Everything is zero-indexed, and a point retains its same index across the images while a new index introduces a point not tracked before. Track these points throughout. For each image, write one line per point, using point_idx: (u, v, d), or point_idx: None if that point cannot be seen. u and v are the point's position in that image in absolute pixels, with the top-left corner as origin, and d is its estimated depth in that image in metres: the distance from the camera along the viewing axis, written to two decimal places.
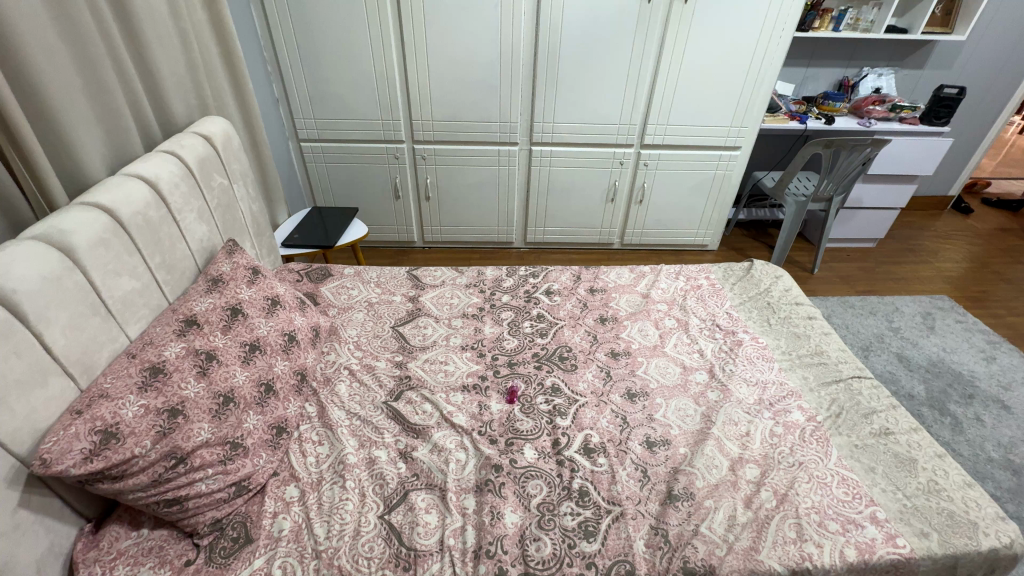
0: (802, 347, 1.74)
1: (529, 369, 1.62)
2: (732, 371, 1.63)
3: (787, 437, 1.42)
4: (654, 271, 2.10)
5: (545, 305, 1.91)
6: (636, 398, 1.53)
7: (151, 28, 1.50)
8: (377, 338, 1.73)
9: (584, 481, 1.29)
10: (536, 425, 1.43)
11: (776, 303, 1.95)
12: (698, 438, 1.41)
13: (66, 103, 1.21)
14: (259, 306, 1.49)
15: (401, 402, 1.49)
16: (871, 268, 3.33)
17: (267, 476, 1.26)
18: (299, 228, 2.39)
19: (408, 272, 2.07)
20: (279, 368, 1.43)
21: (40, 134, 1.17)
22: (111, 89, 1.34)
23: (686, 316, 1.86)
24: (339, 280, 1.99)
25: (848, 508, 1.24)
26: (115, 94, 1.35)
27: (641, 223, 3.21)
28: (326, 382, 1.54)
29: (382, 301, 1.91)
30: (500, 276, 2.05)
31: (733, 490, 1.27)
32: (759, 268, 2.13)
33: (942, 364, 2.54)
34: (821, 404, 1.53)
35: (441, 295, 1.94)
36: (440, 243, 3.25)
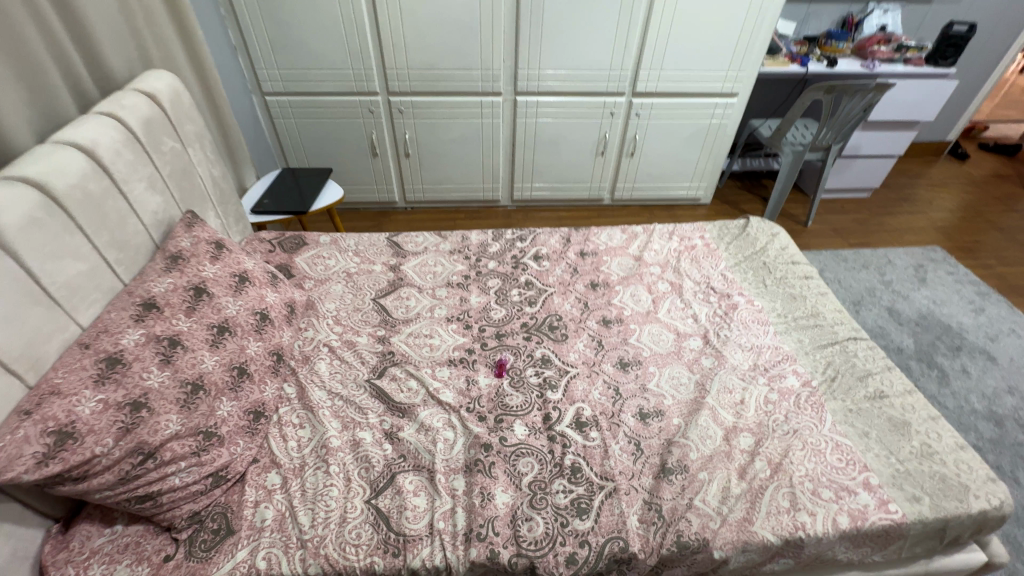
0: (799, 309, 1.70)
1: (518, 341, 1.56)
2: (727, 337, 1.58)
3: (782, 404, 1.39)
4: (646, 231, 2.01)
5: (534, 271, 1.82)
6: (629, 368, 1.49)
7: None
8: (357, 311, 1.65)
9: (576, 457, 1.25)
10: (526, 400, 1.38)
11: (772, 263, 1.89)
12: (692, 408, 1.38)
13: None
14: (226, 284, 1.38)
15: (385, 379, 1.43)
16: (864, 220, 3.27)
17: (246, 464, 1.21)
18: (271, 192, 2.23)
19: (388, 238, 1.95)
20: (253, 350, 1.35)
21: None
22: (28, 41, 1.16)
23: (679, 279, 1.80)
24: (315, 249, 1.87)
25: (842, 475, 1.23)
26: (34, 46, 1.17)
27: (633, 177, 3.08)
28: (305, 361, 1.47)
29: (361, 272, 1.80)
30: (486, 241, 1.95)
31: (728, 461, 1.25)
32: (755, 225, 2.05)
33: (932, 317, 2.54)
34: (817, 368, 1.50)
35: (423, 263, 1.84)
36: (423, 203, 3.10)
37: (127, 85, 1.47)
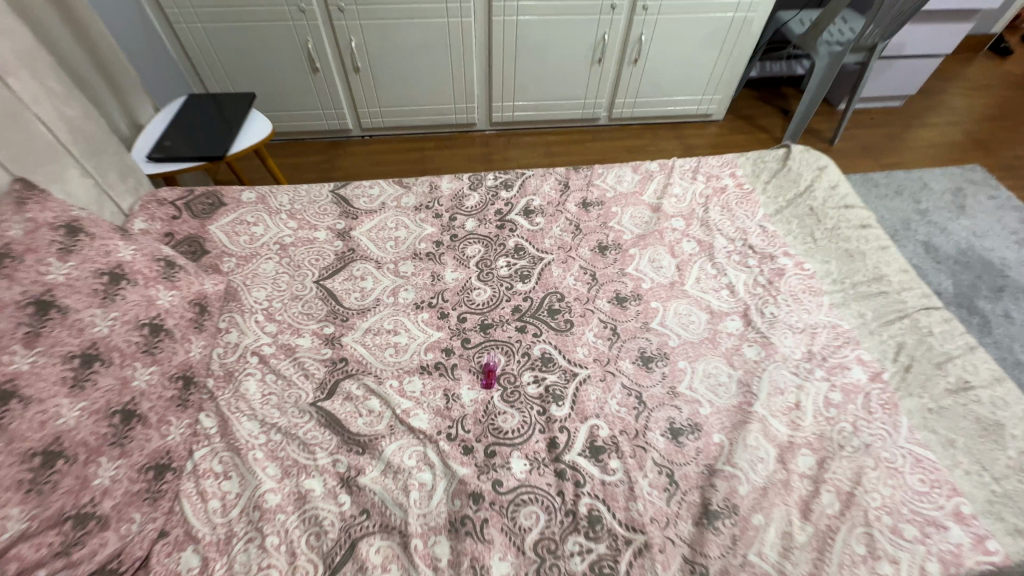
0: (858, 272, 1.35)
1: (509, 334, 1.20)
2: (775, 316, 1.24)
3: (847, 408, 1.09)
4: (664, 168, 1.59)
5: (525, 231, 1.42)
6: (653, 365, 1.16)
7: None
8: (295, 301, 1.25)
9: (594, 501, 0.96)
10: (525, 420, 1.06)
11: (821, 209, 1.51)
12: (737, 420, 1.08)
13: None
14: (89, 290, 0.95)
15: (338, 400, 1.09)
16: (896, 135, 2.85)
17: (148, 545, 0.88)
18: (186, 127, 1.71)
19: (333, 192, 1.50)
20: (143, 382, 0.97)
21: None
22: None
23: (708, 236, 1.42)
24: (235, 212, 1.42)
25: (926, 504, 0.98)
26: None
27: (635, 91, 2.55)
28: (228, 380, 1.10)
29: (299, 242, 1.37)
30: (461, 192, 1.52)
31: (787, 494, 0.98)
32: (797, 156, 1.63)
33: (972, 252, 2.24)
34: (885, 354, 1.19)
35: (381, 227, 1.42)
36: (383, 130, 2.55)
37: None
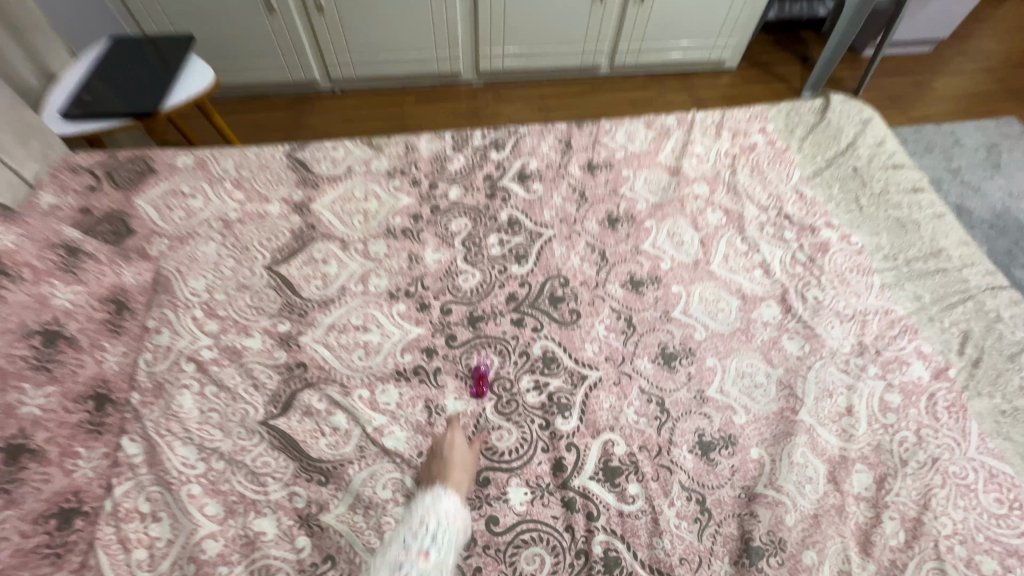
0: (912, 247, 1.15)
1: (503, 328, 1.00)
2: (819, 302, 1.05)
3: (908, 413, 0.92)
4: (682, 123, 1.35)
5: (520, 201, 1.19)
6: (676, 363, 0.97)
7: None
8: (243, 292, 1.03)
9: (610, 538, 0.79)
10: (524, 438, 0.87)
11: (866, 170, 1.29)
12: (778, 431, 0.90)
13: None
14: None
15: (295, 417, 0.89)
16: (923, 84, 2.59)
17: None
18: (116, 82, 1.40)
19: (288, 155, 1.25)
20: (34, 408, 0.75)
21: None
22: None
23: (737, 204, 1.20)
24: (168, 182, 1.17)
25: (1006, 531, 0.81)
26: None
27: (641, 34, 2.24)
28: (157, 394, 0.89)
29: (246, 218, 1.13)
30: (443, 153, 1.27)
31: (841, 523, 0.81)
32: (837, 107, 1.39)
33: (1008, 215, 2.04)
34: (948, 345, 1.01)
35: (346, 198, 1.18)
36: (355, 82, 2.24)
37: None
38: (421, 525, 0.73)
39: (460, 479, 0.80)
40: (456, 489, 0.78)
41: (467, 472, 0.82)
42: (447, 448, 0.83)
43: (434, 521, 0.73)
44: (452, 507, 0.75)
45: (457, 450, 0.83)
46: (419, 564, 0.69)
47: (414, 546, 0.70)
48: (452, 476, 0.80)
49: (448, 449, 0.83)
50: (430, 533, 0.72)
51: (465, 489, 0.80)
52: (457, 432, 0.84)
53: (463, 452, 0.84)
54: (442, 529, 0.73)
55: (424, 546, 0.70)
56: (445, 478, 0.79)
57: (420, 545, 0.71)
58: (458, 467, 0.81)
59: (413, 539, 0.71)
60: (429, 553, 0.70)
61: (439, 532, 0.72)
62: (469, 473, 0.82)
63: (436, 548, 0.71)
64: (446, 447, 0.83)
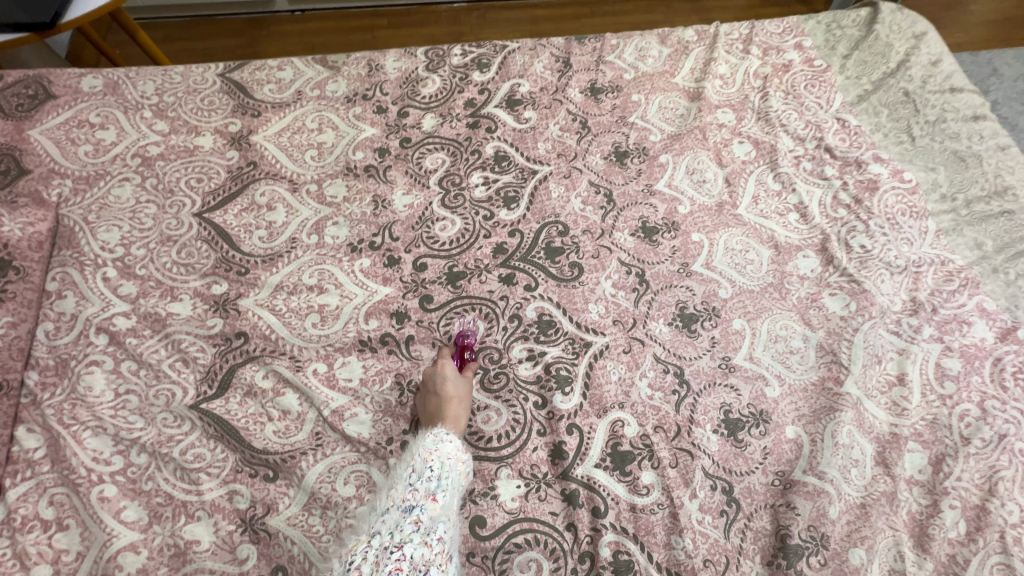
0: (972, 185, 0.97)
1: (490, 287, 0.82)
2: (866, 252, 0.88)
3: (970, 382, 0.77)
4: (703, 37, 1.12)
5: (509, 131, 0.98)
6: (697, 327, 0.81)
7: None
8: (168, 246, 0.83)
9: (620, 537, 0.66)
10: (517, 420, 0.72)
11: (918, 94, 1.09)
12: (820, 405, 0.75)
13: None
14: None
15: (234, 398, 0.72)
16: (958, 7, 2.32)
17: None
18: None
19: (222, 76, 1.01)
20: None
21: None
22: None
23: (770, 134, 1.01)
24: (71, 109, 0.94)
25: None
26: None
27: None
28: (60, 374, 0.72)
29: (171, 154, 0.92)
30: (414, 74, 1.04)
31: (893, 513, 0.68)
32: (886, 18, 1.17)
33: None
34: (1016, 300, 0.85)
35: (296, 129, 0.96)
36: (317, 2, 1.92)
37: None
38: (425, 466, 0.63)
39: (458, 415, 0.69)
40: (456, 428, 0.67)
41: (465, 406, 0.71)
42: (439, 381, 0.70)
43: (438, 462, 0.63)
44: (456, 447, 0.65)
45: (451, 381, 0.71)
46: (428, 507, 0.59)
47: (421, 488, 0.61)
48: (449, 413, 0.69)
49: (441, 381, 0.71)
50: (435, 475, 0.62)
51: (464, 424, 0.69)
52: (448, 363, 0.72)
53: (458, 383, 0.71)
54: (447, 471, 0.63)
55: (431, 487, 0.61)
56: (442, 416, 0.68)
57: (427, 487, 0.61)
58: (455, 401, 0.70)
59: (418, 481, 0.62)
60: (437, 495, 0.60)
61: (447, 472, 0.63)
62: (467, 406, 0.71)
63: (444, 490, 0.61)
64: (438, 380, 0.71)
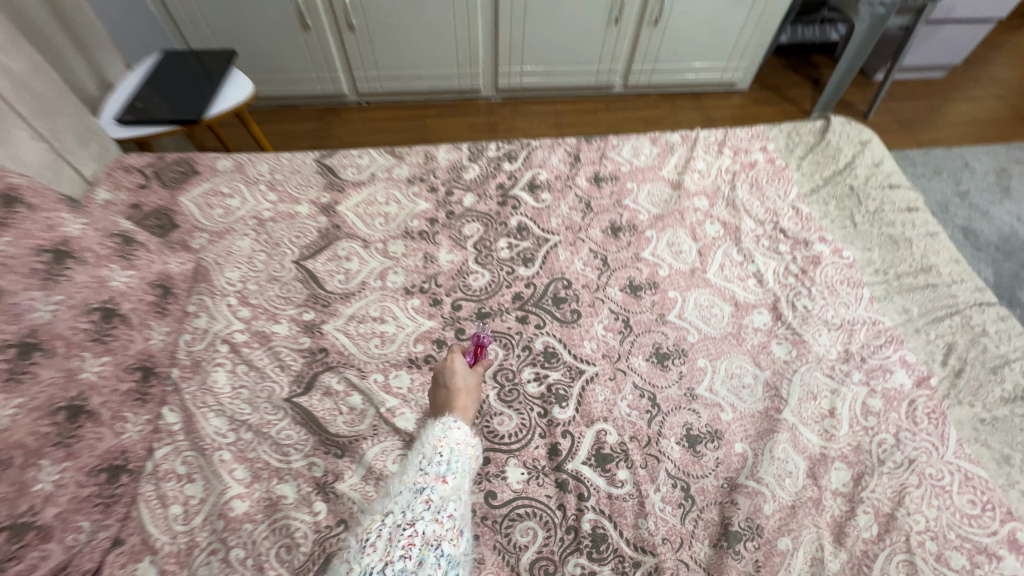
0: (902, 261, 1.21)
1: (509, 324, 1.08)
2: (808, 311, 1.11)
3: (889, 417, 0.97)
4: (686, 140, 1.43)
5: (529, 209, 1.28)
6: (669, 363, 1.04)
7: None
8: (273, 283, 1.13)
9: (599, 517, 0.86)
10: (523, 423, 0.95)
11: (862, 189, 1.34)
12: (763, 428, 0.95)
13: None
14: (27, 271, 0.81)
15: (316, 395, 0.98)
16: (935, 109, 2.62)
17: (100, 556, 0.79)
18: (166, 94, 1.55)
19: (317, 161, 1.36)
20: (93, 375, 0.86)
21: None
22: None
23: (735, 217, 1.27)
24: (209, 182, 1.29)
25: (975, 529, 0.86)
26: None
27: (654, 56, 2.34)
28: (194, 370, 0.99)
29: (278, 217, 1.24)
30: (459, 163, 1.37)
31: (817, 514, 0.86)
32: (836, 128, 1.46)
33: (1015, 239, 2.06)
34: (933, 355, 1.06)
35: (370, 201, 1.28)
36: (381, 96, 2.37)
37: None
38: (435, 452, 0.82)
39: (466, 405, 0.90)
40: (464, 415, 0.88)
41: (471, 397, 0.92)
42: (449, 374, 0.93)
43: (447, 448, 0.82)
44: (466, 434, 0.85)
45: (458, 375, 0.93)
46: (438, 488, 0.77)
47: (431, 472, 0.79)
48: (458, 403, 0.90)
49: (450, 375, 0.93)
50: (444, 460, 0.81)
51: (471, 413, 0.90)
52: (457, 358, 0.94)
53: (465, 378, 0.93)
54: (455, 455, 0.82)
55: (440, 471, 0.79)
56: (453, 405, 0.90)
57: (436, 471, 0.79)
58: (463, 394, 0.91)
59: (429, 466, 0.80)
60: (446, 478, 0.79)
61: (454, 458, 0.82)
62: (473, 399, 0.92)
63: (452, 473, 0.80)
64: (448, 373, 0.93)
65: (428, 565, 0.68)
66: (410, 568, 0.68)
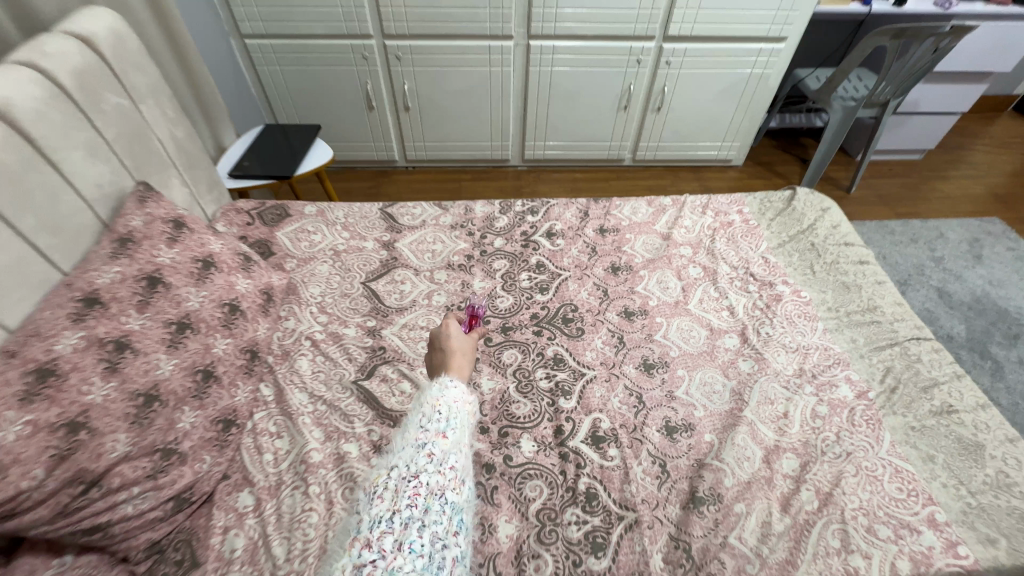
0: (852, 302, 1.46)
1: (527, 336, 1.36)
2: (769, 336, 1.37)
3: (832, 420, 1.19)
4: (676, 203, 1.76)
5: (546, 251, 1.60)
6: (654, 371, 1.29)
7: None
8: (344, 298, 1.46)
9: (592, 481, 1.09)
10: (535, 409, 1.21)
11: (822, 245, 1.63)
12: (727, 422, 1.19)
13: None
14: (186, 272, 1.18)
15: (375, 381, 1.26)
16: (915, 186, 2.93)
17: (214, 483, 1.07)
18: (266, 156, 1.98)
19: (381, 210, 1.73)
20: (220, 349, 1.17)
21: None
22: None
23: (713, 263, 1.56)
24: (299, 222, 1.66)
25: (901, 510, 1.06)
26: None
27: (658, 136, 2.76)
28: (284, 358, 1.30)
29: (350, 250, 1.59)
30: (492, 215, 1.72)
31: (768, 489, 1.08)
32: (802, 197, 1.77)
33: (987, 300, 2.28)
34: (873, 375, 1.29)
35: (420, 240, 1.63)
36: (426, 162, 2.82)
37: (54, 26, 1.20)
38: (434, 411, 0.98)
39: (460, 365, 1.10)
40: (459, 374, 1.07)
41: (465, 359, 1.12)
42: (445, 339, 1.13)
43: (445, 407, 0.99)
44: (461, 393, 1.03)
45: (453, 340, 1.13)
46: (439, 442, 0.94)
47: (431, 429, 0.95)
48: (453, 364, 1.10)
49: (447, 341, 1.13)
50: (444, 418, 0.97)
51: (465, 371, 1.11)
52: (452, 325, 1.15)
53: (459, 343, 1.14)
54: (453, 413, 0.99)
55: (440, 428, 0.95)
56: (450, 364, 1.09)
57: (436, 428, 0.95)
58: (457, 356, 1.11)
59: (429, 424, 0.96)
60: (446, 434, 0.95)
61: (451, 415, 0.98)
62: (467, 359, 1.13)
63: (451, 429, 0.97)
64: (444, 338, 1.13)
65: (433, 511, 0.85)
66: (416, 514, 0.84)
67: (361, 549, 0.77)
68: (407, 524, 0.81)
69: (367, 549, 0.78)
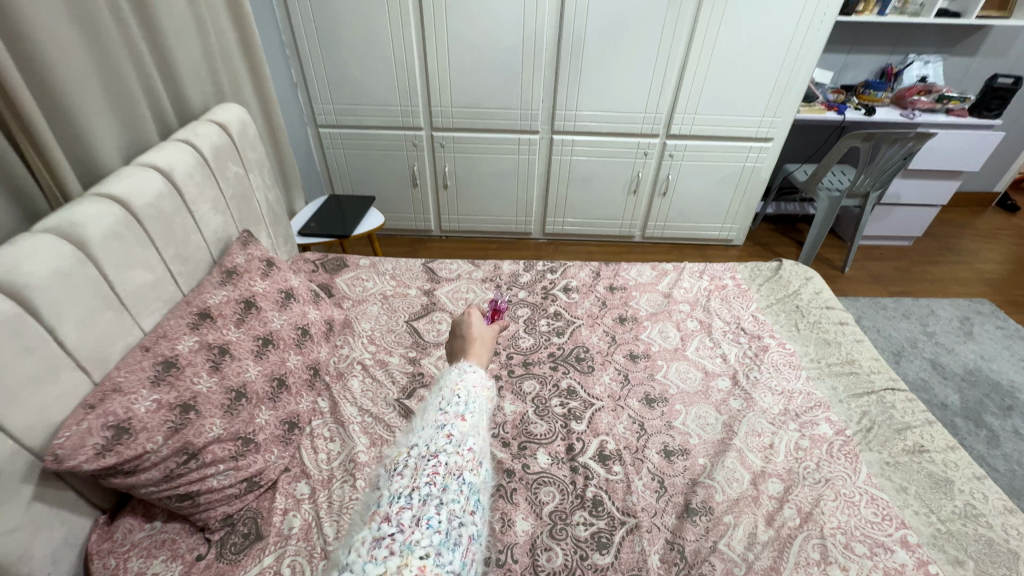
0: (832, 356, 1.66)
1: (544, 369, 1.59)
2: (758, 379, 1.56)
3: (813, 451, 1.35)
4: (676, 268, 2.03)
5: (563, 302, 1.86)
6: (655, 404, 1.48)
7: (172, 33, 1.49)
8: (390, 333, 1.72)
9: (598, 490, 1.25)
10: (551, 429, 1.40)
11: (805, 307, 1.85)
12: (719, 449, 1.36)
13: (87, 104, 1.20)
14: (273, 300, 1.47)
15: (414, 400, 1.48)
16: (905, 269, 3.17)
17: (278, 473, 1.26)
18: (326, 220, 2.34)
19: (423, 265, 2.04)
20: (292, 363, 1.42)
21: (64, 134, 1.16)
22: (135, 97, 1.34)
23: (709, 318, 1.80)
24: (354, 271, 1.97)
25: (877, 530, 1.18)
26: (138, 101, 1.36)
27: (665, 216, 3.11)
28: (339, 377, 1.54)
29: (396, 295, 1.88)
30: (517, 272, 2.01)
31: (754, 506, 1.22)
32: (788, 267, 2.02)
33: (979, 373, 2.41)
34: (851, 417, 1.46)
35: (456, 290, 1.91)
36: (457, 232, 3.21)
37: (202, 116, 1.62)
38: (455, 394, 1.04)
39: (479, 352, 1.23)
40: (478, 360, 1.19)
41: (483, 346, 1.24)
42: (466, 326, 1.26)
43: (464, 391, 1.05)
44: (480, 377, 1.13)
45: (473, 329, 1.26)
46: (458, 425, 0.99)
47: (453, 412, 1.01)
48: (472, 351, 1.22)
49: (469, 328, 1.27)
50: (462, 401, 1.04)
51: (485, 357, 1.22)
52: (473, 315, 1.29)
53: (480, 332, 1.27)
54: (471, 398, 1.05)
55: (459, 412, 1.01)
56: (471, 351, 1.22)
57: (456, 412, 1.01)
58: (478, 344, 1.24)
59: (450, 408, 1.02)
60: (465, 418, 1.01)
61: (469, 399, 1.04)
62: (486, 346, 1.25)
63: (469, 413, 1.02)
64: (465, 325, 1.27)
65: (451, 490, 0.86)
66: (434, 491, 0.85)
67: (381, 523, 0.80)
68: (424, 501, 0.83)
69: (386, 523, 0.80)
